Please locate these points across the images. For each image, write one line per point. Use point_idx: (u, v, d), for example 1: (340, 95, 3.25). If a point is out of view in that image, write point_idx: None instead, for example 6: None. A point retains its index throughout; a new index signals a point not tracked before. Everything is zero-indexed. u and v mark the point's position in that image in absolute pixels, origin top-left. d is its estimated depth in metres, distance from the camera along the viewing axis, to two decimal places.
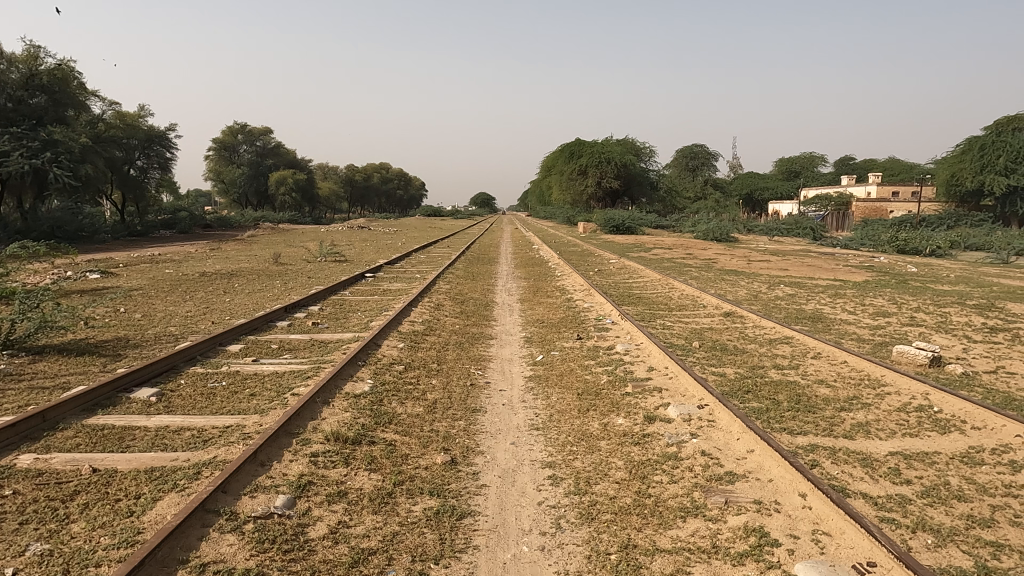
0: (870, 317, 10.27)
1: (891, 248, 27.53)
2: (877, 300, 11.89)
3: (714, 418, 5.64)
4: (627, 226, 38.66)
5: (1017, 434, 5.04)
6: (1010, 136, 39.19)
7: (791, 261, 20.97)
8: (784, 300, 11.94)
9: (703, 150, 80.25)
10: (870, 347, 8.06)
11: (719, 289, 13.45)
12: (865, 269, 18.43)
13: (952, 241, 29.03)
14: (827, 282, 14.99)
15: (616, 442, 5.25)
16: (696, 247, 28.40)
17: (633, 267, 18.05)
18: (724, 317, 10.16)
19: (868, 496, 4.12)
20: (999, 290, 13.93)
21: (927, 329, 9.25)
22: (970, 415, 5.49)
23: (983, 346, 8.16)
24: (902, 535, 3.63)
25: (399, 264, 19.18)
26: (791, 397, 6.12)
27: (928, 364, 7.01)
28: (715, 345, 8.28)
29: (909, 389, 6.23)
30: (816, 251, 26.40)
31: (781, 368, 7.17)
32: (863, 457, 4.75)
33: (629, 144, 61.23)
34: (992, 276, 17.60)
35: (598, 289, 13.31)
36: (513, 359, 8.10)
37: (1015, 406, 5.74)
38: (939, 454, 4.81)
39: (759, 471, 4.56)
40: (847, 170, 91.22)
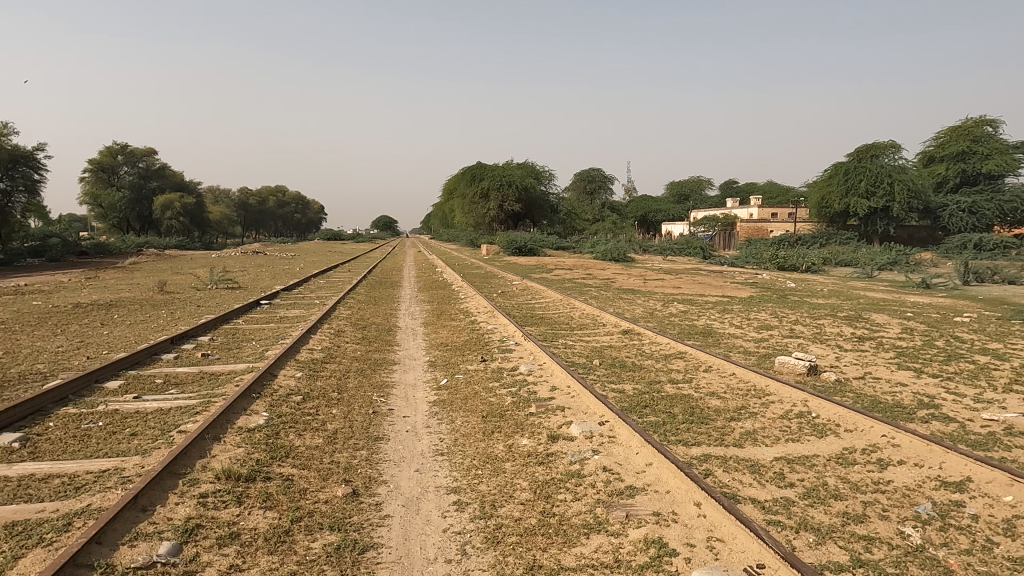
0: (754, 330, 10.95)
1: (772, 265, 29.58)
2: (760, 314, 12.72)
3: (615, 434, 5.79)
4: (530, 247, 39.39)
5: (883, 434, 5.51)
6: (868, 162, 43.25)
7: (683, 280, 22.04)
8: (677, 317, 12.52)
9: (600, 174, 83.41)
10: (755, 359, 8.57)
11: (617, 307, 13.92)
12: (750, 285, 19.68)
13: (824, 258, 31.61)
14: (716, 298, 15.86)
15: (520, 463, 5.28)
16: (596, 267, 29.31)
17: (535, 288, 18.36)
18: (622, 335, 10.50)
19: (757, 501, 4.35)
20: (865, 302, 15.27)
21: (804, 340, 9.97)
22: (843, 418, 5.95)
23: (852, 355, 8.90)
24: (787, 536, 3.86)
25: (297, 290, 18.52)
26: (685, 409, 6.39)
27: (805, 373, 7.53)
28: (614, 362, 8.54)
29: (790, 397, 6.67)
30: (705, 270, 27.93)
31: (676, 382, 7.48)
32: (751, 464, 5.02)
33: (529, 167, 62.56)
34: (858, 289, 19.26)
35: (501, 311, 13.42)
36: (417, 384, 7.98)
37: (881, 408, 6.28)
38: (818, 457, 5.16)
39: (658, 483, 4.71)
40: (731, 193, 97.57)
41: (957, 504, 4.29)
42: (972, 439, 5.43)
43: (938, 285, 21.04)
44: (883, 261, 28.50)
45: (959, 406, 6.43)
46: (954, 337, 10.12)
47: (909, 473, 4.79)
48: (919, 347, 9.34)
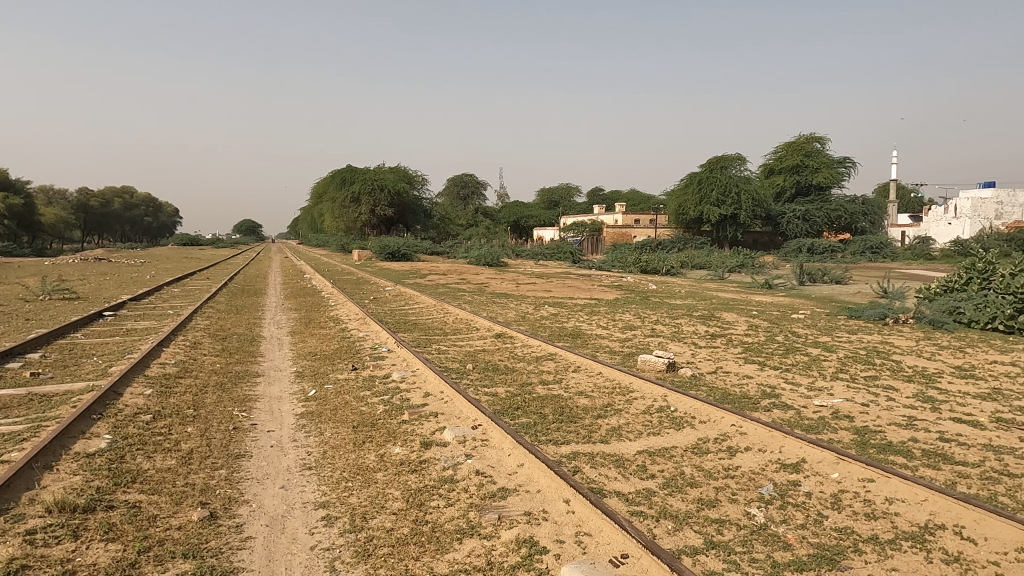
0: (619, 330, 11.52)
1: (636, 269, 31.27)
2: (624, 316, 13.38)
3: (488, 436, 5.85)
4: (404, 252, 38.93)
5: (732, 423, 5.98)
6: (718, 172, 46.71)
7: (554, 283, 22.77)
8: (548, 320, 12.87)
9: (473, 179, 84.22)
10: (620, 358, 9.00)
11: (490, 311, 14.10)
12: (615, 288, 20.68)
13: (682, 261, 33.82)
14: (585, 301, 16.51)
15: (393, 472, 5.18)
16: (470, 272, 29.48)
17: (409, 294, 18.17)
18: (495, 338, 10.64)
19: (621, 493, 4.56)
20: (717, 302, 16.56)
21: (664, 338, 10.62)
22: (698, 410, 6.38)
23: (706, 351, 9.60)
24: (649, 525, 4.07)
25: (147, 300, 17.06)
26: (555, 409, 6.58)
27: (665, 369, 8.02)
28: (487, 366, 8.62)
29: (651, 392, 7.06)
30: (575, 273, 29.02)
31: (546, 383, 7.68)
32: (616, 459, 5.26)
33: (401, 171, 61.79)
34: (711, 291, 20.85)
35: (373, 317, 13.14)
36: (283, 396, 7.60)
37: (730, 399, 6.82)
38: (676, 448, 5.50)
39: (529, 483, 4.81)
40: (598, 200, 102.02)
41: (793, 483, 4.74)
42: (805, 424, 6.03)
43: (778, 285, 23.21)
44: (733, 264, 31.03)
45: (796, 394, 7.13)
46: (792, 332, 11.20)
47: (755, 458, 5.23)
48: (762, 342, 10.25)
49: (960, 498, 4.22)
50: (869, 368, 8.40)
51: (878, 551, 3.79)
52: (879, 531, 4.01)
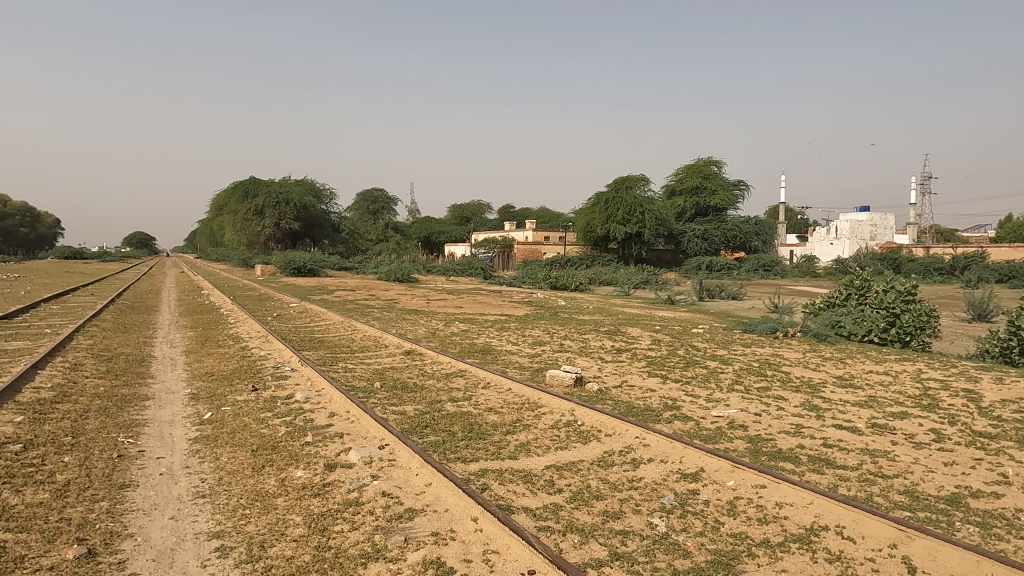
0: (529, 346, 11.65)
1: (545, 284, 31.76)
2: (533, 331, 13.53)
3: (395, 456, 5.73)
4: (310, 268, 37.73)
5: (636, 435, 6.15)
6: (624, 192, 48.24)
7: (464, 299, 22.76)
8: (458, 336, 12.80)
9: (383, 194, 83.16)
10: (529, 373, 9.08)
11: (399, 328, 13.90)
12: (525, 303, 20.93)
13: (590, 278, 34.66)
14: (495, 317, 16.60)
15: (294, 497, 4.96)
16: (379, 287, 28.96)
17: (314, 310, 17.65)
18: (404, 355, 10.49)
19: (529, 509, 4.58)
20: (623, 317, 17.09)
21: (572, 353, 10.83)
22: (604, 424, 6.52)
23: (612, 365, 9.86)
24: (555, 540, 4.11)
25: (21, 319, 15.64)
26: (464, 426, 6.54)
27: (572, 384, 8.15)
28: (395, 384, 8.45)
29: (559, 407, 7.16)
30: (485, 289, 29.13)
31: (455, 401, 7.60)
32: (524, 474, 5.28)
33: (307, 184, 60.10)
34: (618, 306, 21.52)
35: (276, 335, 12.64)
36: (175, 420, 7.14)
37: (634, 412, 7.01)
38: (582, 462, 5.59)
39: (437, 502, 4.75)
40: (509, 217, 103.13)
41: (692, 492, 4.92)
42: (704, 434, 6.30)
43: (680, 301, 24.23)
44: (638, 280, 32.17)
45: (695, 406, 7.44)
46: (691, 346, 11.70)
47: (657, 469, 5.40)
48: (665, 356, 10.63)
49: (841, 500, 4.52)
50: (762, 380, 8.90)
51: (770, 554, 3.99)
52: (770, 535, 4.23)
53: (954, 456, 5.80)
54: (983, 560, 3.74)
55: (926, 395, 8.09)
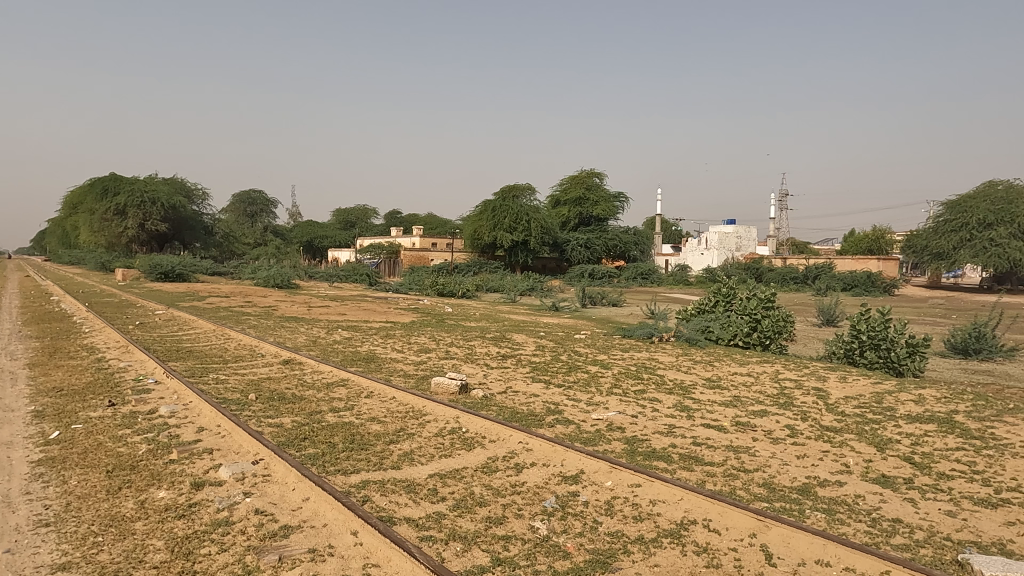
0: (415, 353, 11.51)
1: (432, 291, 31.52)
2: (420, 339, 13.38)
3: (270, 472, 5.45)
4: (178, 272, 35.28)
5: (519, 440, 6.22)
6: (511, 200, 48.84)
7: (348, 306, 22.24)
8: (341, 345, 12.40)
9: (261, 196, 79.34)
10: (413, 381, 8.96)
11: (277, 336, 13.28)
12: (411, 310, 20.70)
13: (477, 285, 34.86)
14: (380, 324, 16.28)
15: (155, 520, 4.59)
16: (257, 294, 27.50)
17: (183, 317, 16.51)
18: (282, 365, 10.02)
19: (411, 520, 4.51)
20: (508, 324, 17.33)
21: (458, 360, 10.81)
22: (488, 430, 6.55)
23: (497, 371, 9.96)
24: (437, 549, 4.07)
25: None
26: (346, 437, 6.35)
27: (457, 392, 8.14)
28: (271, 395, 8.04)
29: (444, 414, 7.12)
30: (371, 296, 28.51)
31: (337, 411, 7.35)
32: (407, 484, 5.20)
33: (177, 183, 56.37)
34: (504, 312, 21.78)
35: (138, 345, 11.70)
36: (14, 442, 6.39)
37: (517, 418, 7.10)
38: (466, 469, 5.59)
39: (315, 518, 4.56)
40: (396, 222, 101.76)
41: (573, 494, 5.05)
42: (584, 437, 6.49)
43: (564, 307, 24.92)
44: (524, 287, 32.74)
45: (576, 410, 7.65)
46: (573, 352, 12.04)
47: (539, 473, 5.50)
48: (548, 361, 10.87)
49: (708, 495, 4.80)
50: (638, 383, 9.31)
51: (643, 550, 4.18)
52: (645, 531, 4.43)
53: (805, 449, 6.36)
54: (827, 543, 4.13)
55: (783, 394, 8.81)
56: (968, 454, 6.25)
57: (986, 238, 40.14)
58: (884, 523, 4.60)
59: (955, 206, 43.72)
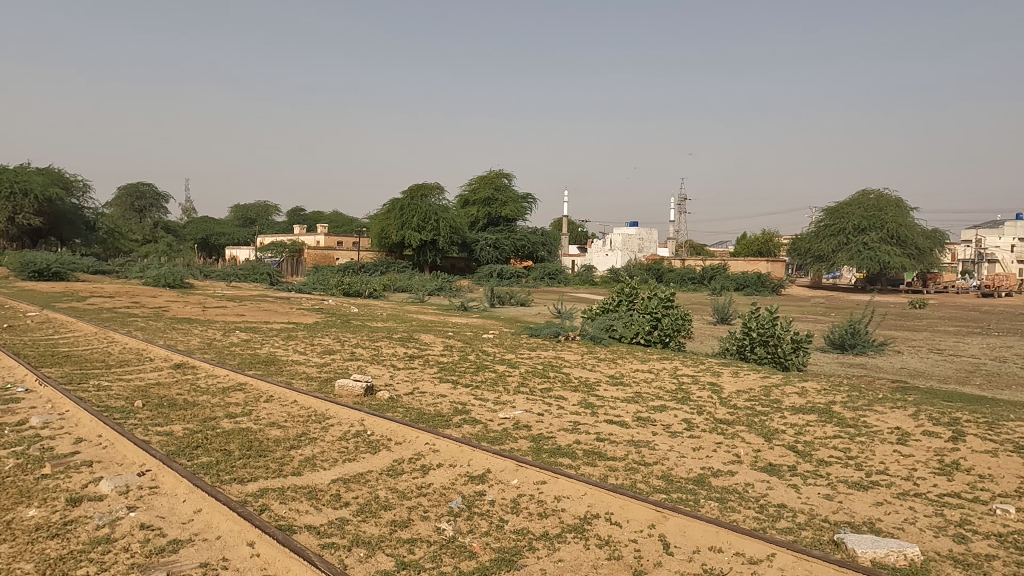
0: (318, 355, 11.16)
1: (337, 290, 30.69)
2: (323, 340, 12.96)
3: (158, 483, 5.11)
4: (55, 270, 32.51)
5: (426, 442, 6.15)
6: (419, 200, 48.25)
7: (246, 306, 21.25)
8: (239, 347, 11.82)
9: (151, 190, 74.45)
10: (317, 384, 8.67)
11: (168, 339, 12.48)
12: (315, 310, 20.08)
13: (384, 284, 34.27)
14: (281, 325, 15.67)
15: (23, 541, 4.19)
16: (145, 294, 25.72)
17: (60, 319, 15.21)
18: (173, 369, 9.44)
19: (312, 527, 4.36)
20: (416, 324, 17.14)
21: (363, 362, 10.58)
22: (394, 432, 6.44)
23: (404, 372, 9.82)
24: (340, 556, 3.96)
25: None
26: (243, 444, 6.06)
27: (362, 394, 7.95)
28: (161, 402, 7.54)
29: (348, 417, 6.93)
30: (272, 296, 27.40)
31: (234, 417, 7.01)
32: (308, 490, 5.02)
33: (53, 173, 51.91)
34: (412, 312, 21.56)
35: (6, 350, 10.64)
36: None
37: (424, 419, 7.03)
38: (370, 472, 5.47)
39: (207, 530, 4.32)
40: (300, 220, 98.44)
41: (479, 493, 5.06)
42: (492, 436, 6.52)
43: (472, 307, 24.94)
44: (432, 287, 32.49)
45: (483, 409, 7.67)
46: (481, 351, 12.05)
47: (445, 473, 5.47)
48: (456, 361, 10.83)
49: (611, 489, 4.93)
50: (544, 381, 9.45)
51: (548, 546, 4.24)
52: (550, 527, 4.50)
53: (701, 441, 6.68)
54: (720, 530, 4.34)
55: (680, 389, 9.21)
56: (843, 441, 6.78)
57: (860, 242, 43.74)
58: (771, 509, 4.90)
59: (833, 211, 47.29)
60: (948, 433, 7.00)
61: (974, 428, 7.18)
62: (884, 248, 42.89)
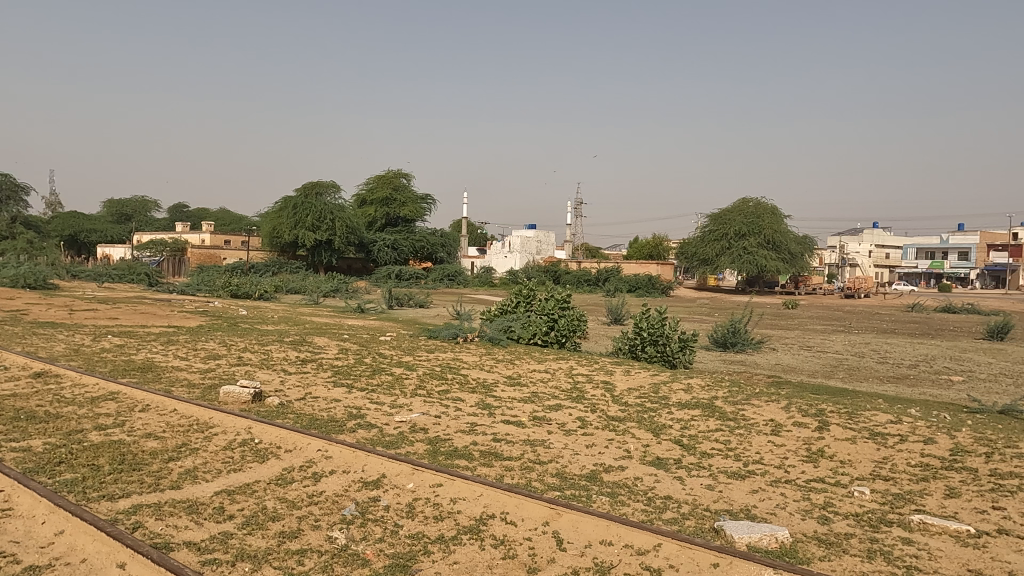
0: (201, 360, 10.52)
1: (225, 292, 29.06)
2: (207, 344, 12.22)
3: (13, 505, 4.63)
4: None
5: (318, 448, 5.93)
6: (314, 198, 46.64)
7: (120, 309, 19.63)
8: (110, 353, 10.92)
9: (8, 181, 67.36)
10: (199, 391, 8.16)
11: (27, 346, 11.33)
12: (199, 314, 18.92)
13: (276, 285, 32.85)
14: (160, 329, 14.63)
15: None
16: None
17: None
18: (32, 379, 8.57)
19: (192, 543, 4.11)
20: (309, 327, 16.55)
21: (251, 366, 10.09)
22: (283, 439, 6.17)
23: (295, 377, 9.44)
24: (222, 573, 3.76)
25: None
26: (114, 458, 5.61)
27: (250, 401, 7.56)
28: (17, 415, 6.83)
29: (234, 426, 6.57)
30: (149, 298, 25.50)
31: (104, 429, 6.46)
32: (188, 505, 4.72)
33: None
34: (305, 315, 20.81)
35: None
36: None
37: (317, 425, 6.79)
38: (258, 483, 5.22)
39: (70, 554, 3.97)
40: (182, 217, 92.41)
41: (373, 499, 4.95)
42: (387, 441, 6.39)
43: (369, 309, 24.38)
44: (327, 289, 31.51)
45: (379, 413, 7.52)
46: (378, 354, 11.80)
47: (338, 480, 5.31)
48: (351, 365, 10.55)
49: (506, 489, 4.97)
50: (442, 384, 9.39)
51: (443, 548, 4.23)
52: (444, 530, 4.48)
53: (594, 438, 6.88)
54: (611, 524, 4.48)
55: (575, 388, 9.45)
56: (724, 433, 7.21)
57: (741, 247, 46.69)
58: (658, 501, 5.12)
59: (717, 218, 50.18)
60: (814, 423, 7.62)
61: (837, 418, 7.86)
62: (761, 253, 46.04)
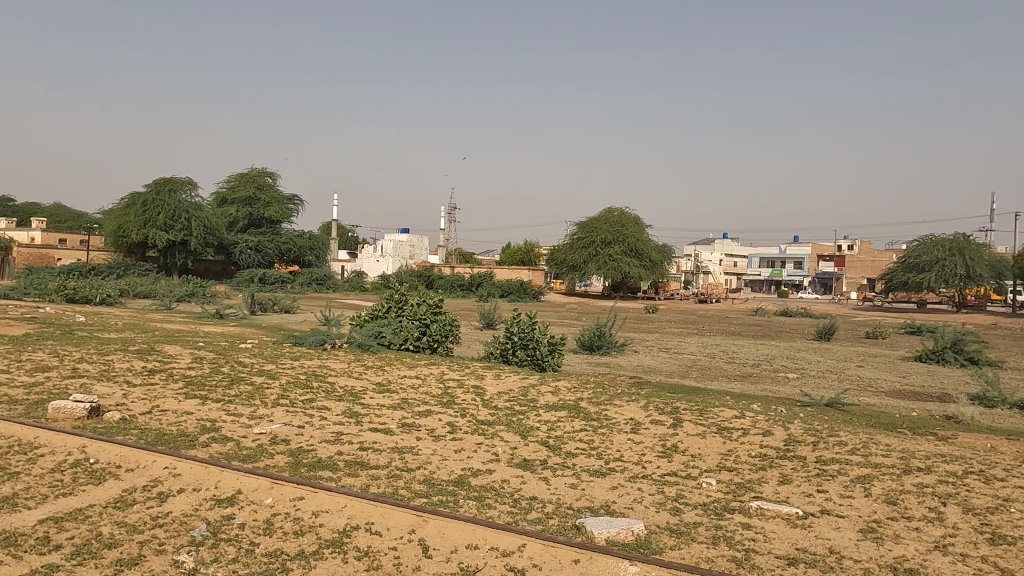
0: (26, 373, 9.37)
1: (59, 297, 26.12)
2: (34, 355, 10.89)
3: None
4: None
5: (165, 466, 5.47)
6: (167, 196, 43.20)
7: None
8: None
9: None
10: (23, 408, 7.26)
11: None
12: (26, 320, 16.85)
13: (121, 289, 30.01)
14: None
15: None
16: None
17: None
18: None
19: None
20: (159, 334, 15.27)
21: (88, 379, 9.12)
22: (124, 457, 5.63)
23: (141, 389, 8.65)
24: None
25: None
26: None
27: (85, 417, 6.84)
28: None
29: (65, 445, 5.89)
30: None
31: None
32: (6, 537, 4.20)
33: None
34: (155, 321, 19.18)
35: None
36: None
37: (164, 441, 6.27)
38: (93, 507, 4.74)
39: None
40: (7, 211, 81.98)
41: (227, 517, 4.66)
42: (244, 454, 6.03)
43: (229, 314, 22.94)
44: (181, 293, 29.30)
45: (236, 425, 7.08)
46: (237, 362, 11.11)
47: (187, 499, 4.93)
48: (206, 375, 9.85)
49: (371, 498, 4.85)
50: (307, 393, 8.99)
51: (301, 567, 4.07)
52: (305, 545, 4.32)
53: (463, 443, 6.90)
54: (476, 528, 4.51)
55: (446, 393, 9.44)
56: (588, 433, 7.50)
57: (606, 254, 48.99)
58: (523, 502, 5.23)
59: (585, 226, 52.24)
60: (669, 421, 8.13)
61: (689, 415, 8.44)
62: (625, 260, 48.54)
